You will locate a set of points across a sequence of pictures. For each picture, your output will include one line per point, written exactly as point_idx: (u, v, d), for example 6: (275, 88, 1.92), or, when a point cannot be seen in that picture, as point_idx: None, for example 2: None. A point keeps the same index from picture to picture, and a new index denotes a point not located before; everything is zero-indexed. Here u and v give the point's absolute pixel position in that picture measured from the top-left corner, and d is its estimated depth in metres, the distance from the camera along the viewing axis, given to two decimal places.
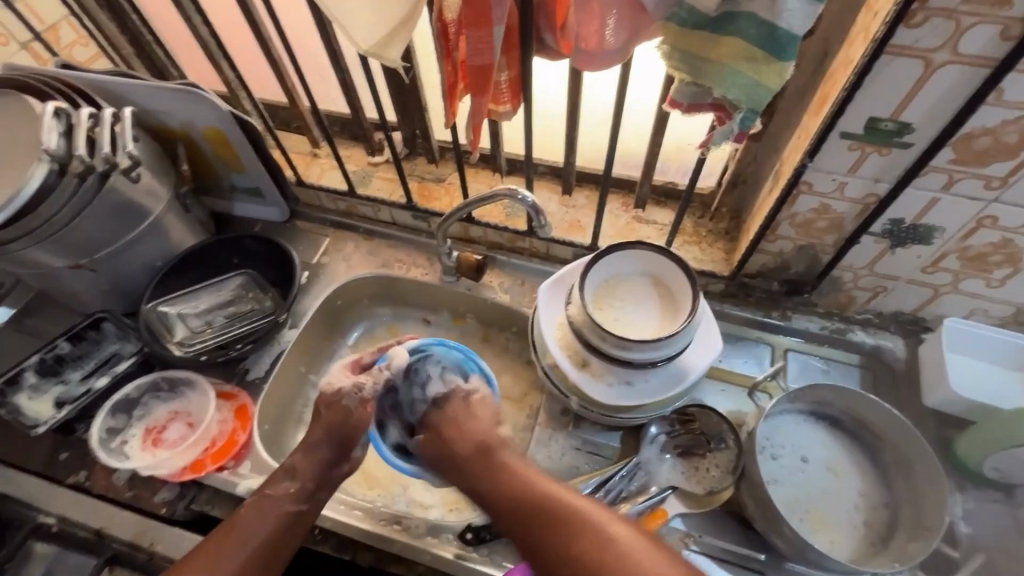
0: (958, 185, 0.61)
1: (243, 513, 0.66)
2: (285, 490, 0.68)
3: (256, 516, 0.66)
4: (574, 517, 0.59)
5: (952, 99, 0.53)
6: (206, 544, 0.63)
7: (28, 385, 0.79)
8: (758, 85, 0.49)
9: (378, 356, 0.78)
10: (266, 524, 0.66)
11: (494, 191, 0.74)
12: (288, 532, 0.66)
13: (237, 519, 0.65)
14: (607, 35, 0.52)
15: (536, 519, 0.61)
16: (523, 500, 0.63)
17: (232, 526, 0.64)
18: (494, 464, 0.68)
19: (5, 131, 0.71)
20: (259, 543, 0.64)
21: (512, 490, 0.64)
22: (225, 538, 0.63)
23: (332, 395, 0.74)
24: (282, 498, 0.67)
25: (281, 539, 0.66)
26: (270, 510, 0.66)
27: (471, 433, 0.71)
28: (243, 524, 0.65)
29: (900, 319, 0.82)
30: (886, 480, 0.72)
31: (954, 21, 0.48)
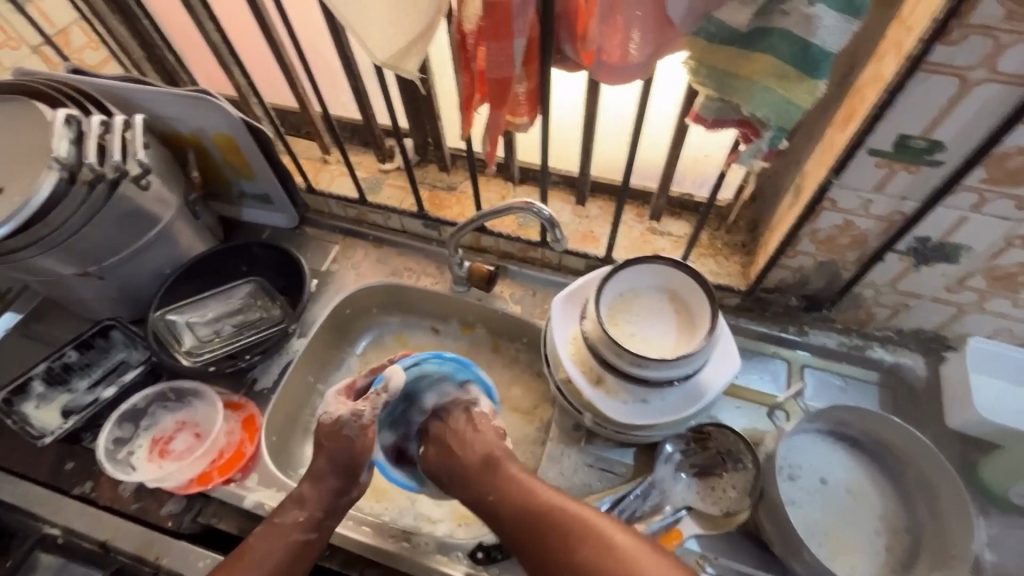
0: (989, 205, 0.59)
1: (257, 537, 0.66)
2: (292, 521, 0.67)
3: (268, 545, 0.66)
4: (583, 530, 0.60)
5: (987, 118, 0.52)
6: (221, 571, 0.64)
7: (36, 394, 0.79)
8: (789, 104, 0.48)
9: (371, 379, 0.75)
10: (276, 555, 0.65)
11: (508, 205, 0.72)
12: (298, 560, 0.66)
13: (247, 548, 0.66)
14: (632, 49, 0.50)
15: (545, 533, 0.61)
16: (527, 514, 0.63)
17: (247, 548, 0.66)
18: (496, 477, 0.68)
19: (15, 137, 0.70)
20: (271, 572, 0.65)
21: (517, 501, 0.65)
22: (235, 568, 0.64)
23: (331, 425, 0.70)
24: (290, 529, 0.67)
25: (292, 567, 0.66)
26: (279, 543, 0.66)
27: (474, 450, 0.71)
28: (254, 554, 0.65)
29: (920, 336, 0.80)
30: (908, 504, 0.70)
31: (993, 39, 0.47)
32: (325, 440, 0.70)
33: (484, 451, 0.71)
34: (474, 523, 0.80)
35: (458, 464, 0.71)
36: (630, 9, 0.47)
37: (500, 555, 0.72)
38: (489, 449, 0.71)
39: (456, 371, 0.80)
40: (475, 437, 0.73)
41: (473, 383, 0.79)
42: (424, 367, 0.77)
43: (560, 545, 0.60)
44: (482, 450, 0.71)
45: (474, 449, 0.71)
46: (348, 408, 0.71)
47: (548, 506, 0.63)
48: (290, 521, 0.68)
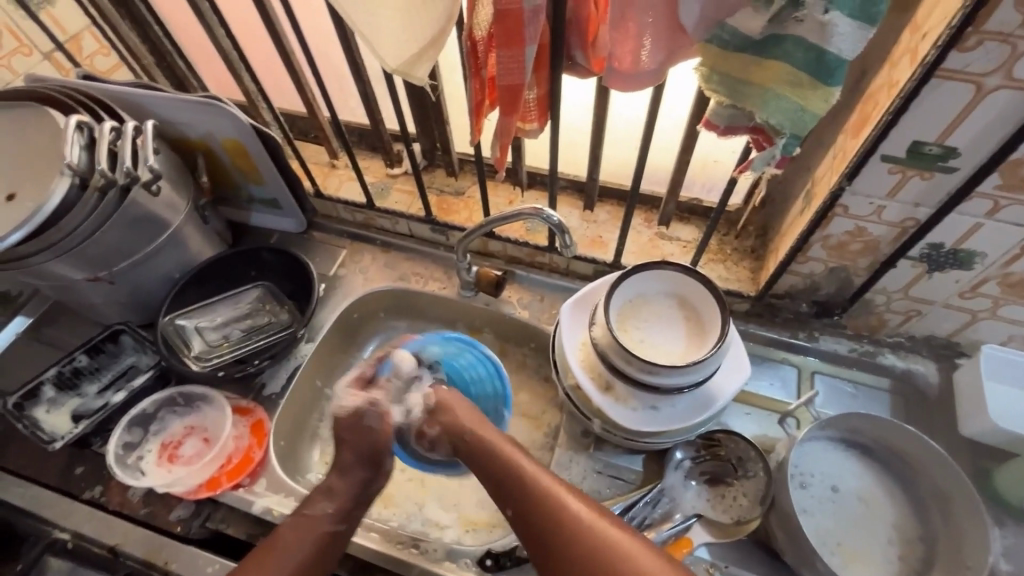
0: (1004, 212, 0.58)
1: (285, 529, 0.66)
2: (323, 512, 0.67)
3: (294, 536, 0.65)
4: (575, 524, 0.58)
5: (1002, 124, 0.51)
6: (253, 560, 0.64)
7: (46, 398, 0.79)
8: (803, 110, 0.48)
9: (378, 366, 0.75)
10: (304, 546, 0.65)
11: (518, 210, 0.72)
12: (324, 552, 0.66)
13: (280, 538, 0.65)
14: (644, 55, 0.49)
15: (538, 522, 0.60)
16: (522, 500, 0.62)
17: (275, 540, 0.65)
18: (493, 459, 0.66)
19: (28, 143, 0.71)
20: (301, 562, 0.64)
21: (512, 485, 0.63)
22: (268, 560, 0.63)
23: (349, 416, 0.71)
24: (320, 520, 0.67)
25: (319, 560, 0.65)
26: (309, 533, 0.66)
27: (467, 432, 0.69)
28: (286, 544, 0.65)
29: (932, 343, 0.79)
30: (921, 514, 0.69)
31: (1009, 45, 0.46)
32: (345, 434, 0.71)
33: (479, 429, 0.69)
34: (482, 529, 0.79)
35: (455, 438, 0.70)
36: (644, 14, 0.47)
37: (508, 562, 0.71)
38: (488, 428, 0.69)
39: (461, 350, 0.85)
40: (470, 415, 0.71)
41: (478, 360, 0.85)
42: (429, 349, 0.84)
43: (550, 535, 0.58)
44: (480, 430, 0.69)
45: (475, 428, 0.69)
46: (364, 398, 0.72)
47: (541, 495, 0.61)
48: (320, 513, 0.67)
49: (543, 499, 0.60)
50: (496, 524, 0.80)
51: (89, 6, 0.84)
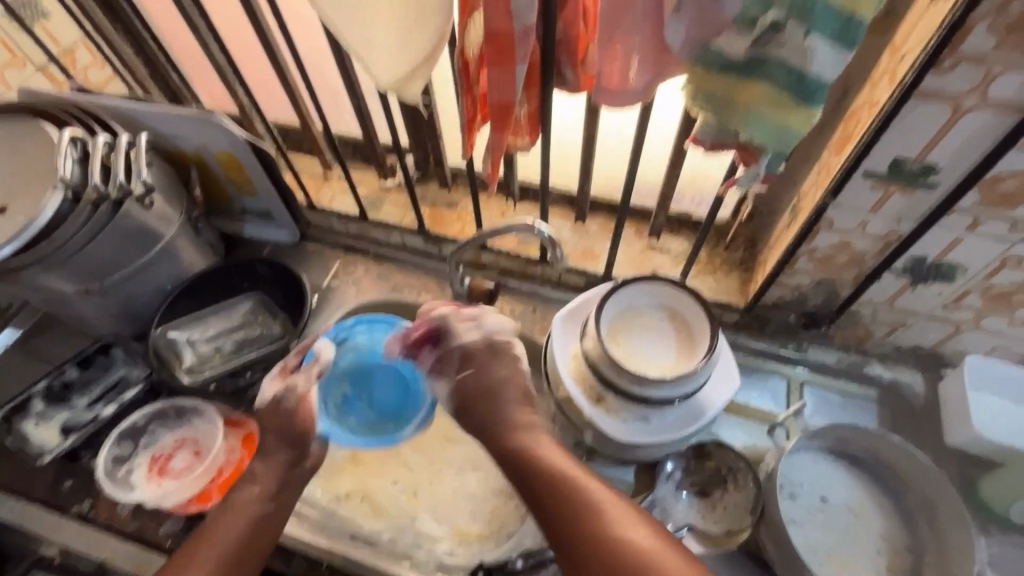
0: (983, 226, 0.60)
1: (214, 517, 0.63)
2: (251, 493, 0.65)
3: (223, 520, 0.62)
4: (598, 515, 0.56)
5: (979, 143, 0.53)
6: (178, 555, 0.60)
7: (35, 412, 0.79)
8: (786, 130, 0.49)
9: (303, 356, 0.76)
10: (233, 528, 0.62)
11: (510, 224, 0.73)
12: (256, 535, 0.62)
13: (210, 526, 0.62)
14: (631, 74, 0.50)
15: (558, 507, 0.58)
16: (543, 486, 0.60)
17: (206, 530, 0.61)
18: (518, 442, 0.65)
19: (21, 158, 0.71)
20: (229, 549, 0.60)
21: (536, 469, 0.61)
22: (194, 545, 0.60)
23: (269, 404, 0.72)
24: (248, 500, 0.64)
25: (251, 544, 0.62)
26: (238, 514, 0.63)
27: (500, 405, 0.68)
28: (214, 529, 0.61)
29: (919, 353, 0.80)
30: (909, 523, 0.70)
31: (984, 68, 0.48)
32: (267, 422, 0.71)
33: (510, 403, 0.69)
34: (475, 542, 0.79)
35: (481, 411, 0.69)
36: (631, 35, 0.48)
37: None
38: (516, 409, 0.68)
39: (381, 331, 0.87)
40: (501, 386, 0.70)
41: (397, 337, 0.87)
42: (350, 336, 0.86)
43: (569, 525, 0.56)
44: (512, 407, 0.68)
45: (504, 407, 0.68)
46: (282, 386, 0.73)
47: (565, 483, 0.59)
48: (249, 495, 0.65)
49: (566, 488, 0.59)
50: (489, 535, 0.80)
51: (83, 20, 0.85)
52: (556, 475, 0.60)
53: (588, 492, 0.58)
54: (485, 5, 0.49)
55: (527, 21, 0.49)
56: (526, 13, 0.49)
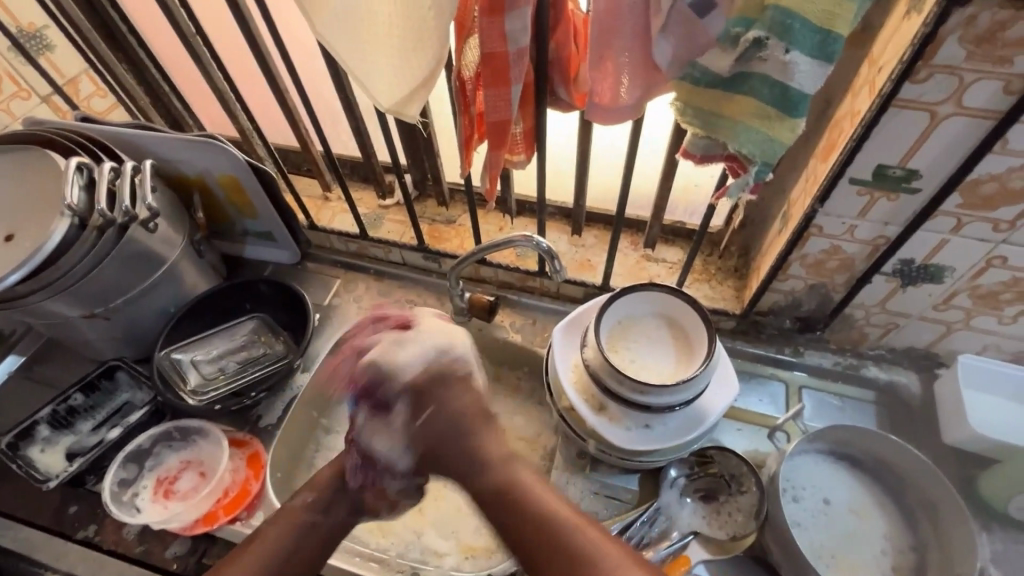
0: (966, 228, 0.62)
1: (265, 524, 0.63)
2: (302, 501, 0.65)
3: (274, 528, 0.62)
4: (554, 526, 0.57)
5: (957, 149, 0.55)
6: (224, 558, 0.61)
7: (40, 438, 0.79)
8: (772, 141, 0.50)
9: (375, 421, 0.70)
10: (284, 538, 0.61)
11: (507, 237, 0.74)
12: (305, 543, 0.62)
13: (262, 530, 0.62)
14: (622, 92, 0.52)
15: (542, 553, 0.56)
16: (526, 526, 0.58)
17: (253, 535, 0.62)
18: (519, 480, 0.61)
19: (28, 186, 0.73)
20: (277, 559, 0.60)
21: (532, 519, 0.58)
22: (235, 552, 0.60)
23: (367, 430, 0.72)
24: (298, 508, 0.64)
25: (298, 553, 0.62)
26: (292, 524, 0.63)
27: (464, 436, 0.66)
28: (270, 536, 0.61)
29: (912, 354, 0.82)
30: (912, 523, 0.71)
31: (957, 77, 0.50)
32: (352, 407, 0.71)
33: (477, 422, 0.67)
34: (482, 556, 0.79)
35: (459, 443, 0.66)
36: (620, 53, 0.50)
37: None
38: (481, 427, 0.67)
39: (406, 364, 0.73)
40: (463, 409, 0.68)
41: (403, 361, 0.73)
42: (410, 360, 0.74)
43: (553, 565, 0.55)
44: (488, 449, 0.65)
45: (481, 432, 0.66)
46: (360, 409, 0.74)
47: (563, 529, 0.56)
48: (298, 503, 0.65)
49: (566, 541, 0.55)
50: (494, 550, 0.80)
51: (87, 51, 0.86)
52: (559, 526, 0.56)
53: (579, 534, 0.55)
54: (481, 30, 0.51)
55: (520, 43, 0.52)
56: (519, 36, 0.51)
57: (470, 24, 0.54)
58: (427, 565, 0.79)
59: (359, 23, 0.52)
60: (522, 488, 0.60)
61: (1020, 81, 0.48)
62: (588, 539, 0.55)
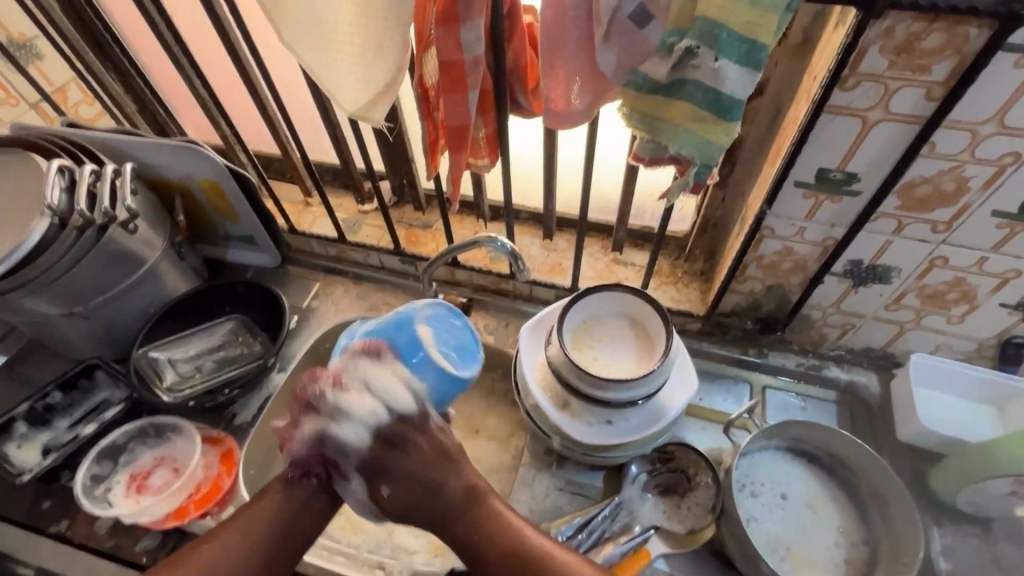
0: (908, 229, 0.65)
1: (274, 487, 0.62)
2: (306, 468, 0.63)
3: (281, 493, 0.62)
4: (535, 556, 0.57)
5: (889, 153, 0.58)
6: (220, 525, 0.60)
7: (18, 434, 0.80)
8: (709, 143, 0.53)
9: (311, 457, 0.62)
10: (283, 507, 0.61)
11: (474, 239, 0.76)
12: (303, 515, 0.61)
13: (268, 490, 0.63)
14: (573, 98, 0.56)
15: None
16: (505, 566, 0.57)
17: (262, 496, 0.62)
18: (502, 525, 0.59)
19: (10, 187, 0.75)
20: (276, 523, 0.60)
21: (502, 554, 0.58)
22: (239, 514, 0.60)
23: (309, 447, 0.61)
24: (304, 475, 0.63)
25: (291, 533, 0.60)
26: (294, 494, 0.61)
27: (430, 483, 0.59)
28: (268, 501, 0.61)
29: (870, 355, 0.84)
30: (864, 516, 0.73)
31: (882, 85, 0.53)
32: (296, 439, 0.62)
33: (440, 478, 0.60)
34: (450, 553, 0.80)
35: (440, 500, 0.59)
36: (569, 59, 0.53)
37: None
38: (445, 469, 0.60)
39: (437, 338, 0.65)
40: (428, 465, 0.60)
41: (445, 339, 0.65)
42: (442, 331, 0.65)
43: None
44: (447, 477, 0.60)
45: (438, 485, 0.59)
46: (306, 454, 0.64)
47: (540, 561, 0.57)
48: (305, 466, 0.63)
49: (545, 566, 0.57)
50: None
51: (75, 60, 0.89)
52: (508, 547, 0.58)
53: (554, 562, 0.57)
54: (437, 38, 0.54)
55: (476, 52, 0.55)
56: (474, 44, 0.54)
57: (428, 34, 0.57)
58: (396, 561, 0.80)
59: (322, 30, 0.55)
60: (503, 531, 0.59)
61: (940, 89, 0.52)
62: (563, 563, 0.57)
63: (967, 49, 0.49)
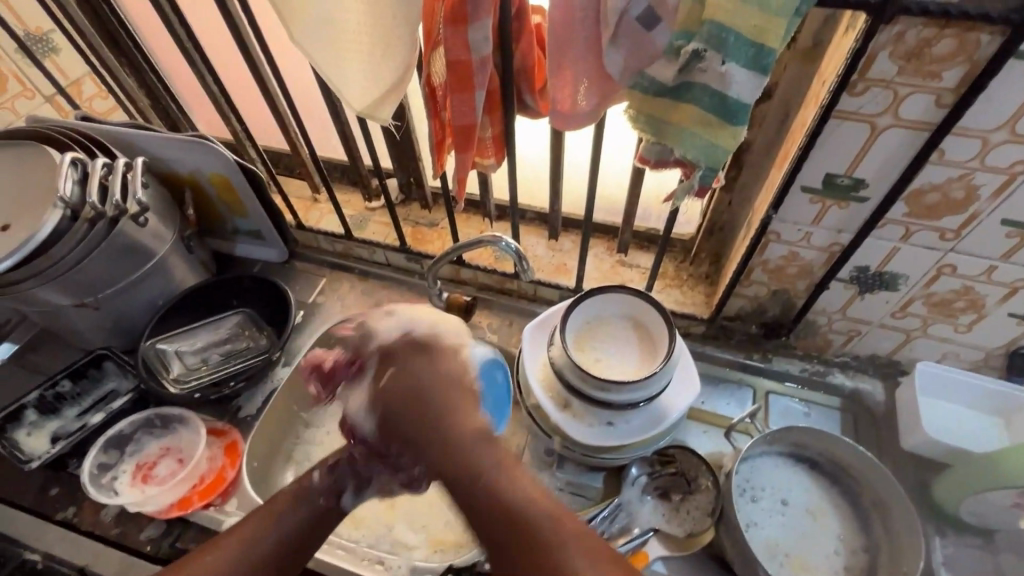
0: (915, 236, 0.65)
1: (285, 496, 0.65)
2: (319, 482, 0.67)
3: (291, 504, 0.64)
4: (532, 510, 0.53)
5: (897, 160, 0.58)
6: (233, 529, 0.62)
7: (28, 421, 0.82)
8: (716, 146, 0.53)
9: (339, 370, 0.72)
10: (296, 517, 0.64)
11: (479, 238, 0.76)
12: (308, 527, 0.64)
13: (271, 505, 0.64)
14: (580, 99, 0.56)
15: (506, 532, 0.52)
16: (500, 510, 0.53)
17: (272, 504, 0.64)
18: (508, 485, 0.56)
19: (23, 179, 0.76)
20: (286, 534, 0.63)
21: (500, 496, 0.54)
22: (254, 518, 0.63)
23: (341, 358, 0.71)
24: (315, 489, 0.66)
25: (297, 545, 0.63)
26: (304, 506, 0.65)
27: (439, 403, 0.61)
28: (275, 515, 0.63)
29: (876, 362, 0.84)
30: (865, 523, 0.72)
31: (892, 91, 0.53)
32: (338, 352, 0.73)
33: (453, 395, 0.62)
34: (449, 549, 0.81)
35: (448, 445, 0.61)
36: (576, 60, 0.53)
37: None
38: (459, 395, 0.62)
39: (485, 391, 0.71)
40: (442, 387, 0.62)
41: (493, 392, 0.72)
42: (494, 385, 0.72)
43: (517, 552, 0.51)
44: (461, 406, 0.61)
45: (448, 411, 0.61)
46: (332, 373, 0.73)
47: (536, 513, 0.52)
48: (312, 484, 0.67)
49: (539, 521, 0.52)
50: (464, 544, 0.81)
51: (89, 54, 0.90)
52: (509, 488, 0.54)
53: (549, 515, 0.52)
54: (446, 38, 0.55)
55: (483, 52, 0.55)
56: (482, 44, 0.54)
57: (436, 35, 0.57)
58: (395, 556, 0.80)
59: (332, 28, 0.55)
60: (503, 484, 0.55)
61: (951, 95, 0.51)
62: (557, 520, 0.52)
63: (979, 56, 0.48)
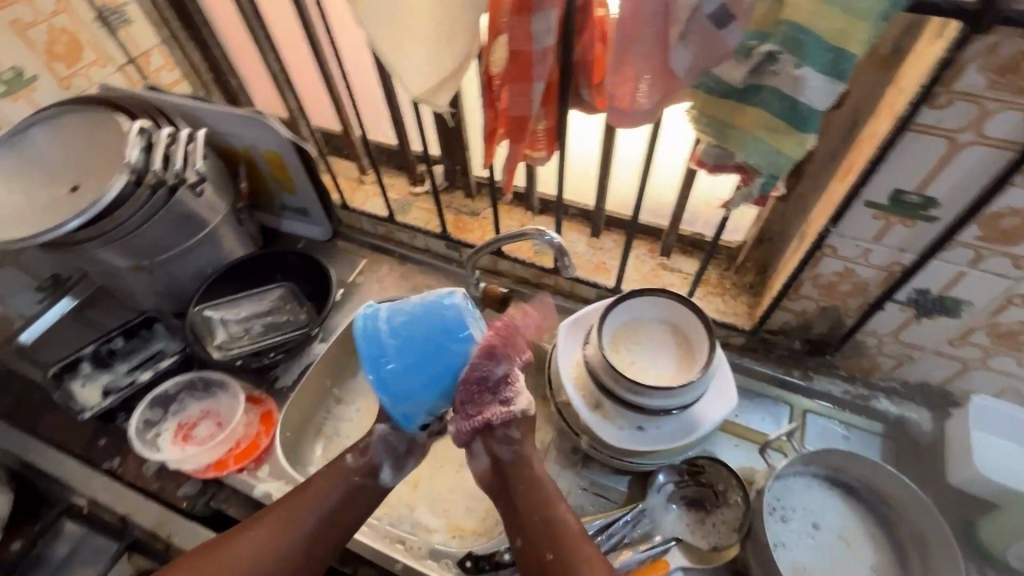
0: (986, 262, 0.61)
1: (316, 478, 0.65)
2: (349, 463, 0.65)
3: (323, 485, 0.64)
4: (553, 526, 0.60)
5: (975, 179, 0.55)
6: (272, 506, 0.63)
7: (83, 373, 0.87)
8: (778, 153, 0.52)
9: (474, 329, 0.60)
10: (326, 501, 0.63)
11: (522, 230, 0.75)
12: (339, 513, 0.63)
13: (306, 487, 0.64)
14: (641, 97, 0.54)
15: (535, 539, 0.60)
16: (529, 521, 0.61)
17: (306, 486, 0.64)
18: (552, 516, 0.61)
19: (94, 144, 0.80)
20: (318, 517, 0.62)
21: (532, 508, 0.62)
22: (290, 500, 0.63)
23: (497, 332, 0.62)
24: (347, 470, 0.65)
25: (325, 533, 0.62)
26: (336, 487, 0.64)
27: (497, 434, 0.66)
28: (308, 497, 0.63)
29: (926, 390, 0.80)
30: (900, 556, 0.69)
31: (977, 105, 0.50)
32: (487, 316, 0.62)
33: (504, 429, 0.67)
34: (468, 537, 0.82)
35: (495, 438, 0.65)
36: (642, 56, 0.51)
37: (487, 565, 0.74)
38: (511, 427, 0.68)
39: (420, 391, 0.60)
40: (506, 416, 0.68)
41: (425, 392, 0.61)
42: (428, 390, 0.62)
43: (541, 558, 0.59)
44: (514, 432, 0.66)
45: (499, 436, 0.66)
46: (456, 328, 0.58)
47: (559, 527, 0.60)
48: (347, 465, 0.66)
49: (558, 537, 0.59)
50: (482, 533, 0.81)
51: (161, 28, 0.95)
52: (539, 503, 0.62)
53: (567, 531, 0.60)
54: (509, 28, 0.54)
55: (546, 43, 0.54)
56: (544, 36, 0.54)
57: (499, 24, 0.55)
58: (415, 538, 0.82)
59: (395, 12, 0.55)
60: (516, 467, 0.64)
61: None
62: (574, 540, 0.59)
63: None
